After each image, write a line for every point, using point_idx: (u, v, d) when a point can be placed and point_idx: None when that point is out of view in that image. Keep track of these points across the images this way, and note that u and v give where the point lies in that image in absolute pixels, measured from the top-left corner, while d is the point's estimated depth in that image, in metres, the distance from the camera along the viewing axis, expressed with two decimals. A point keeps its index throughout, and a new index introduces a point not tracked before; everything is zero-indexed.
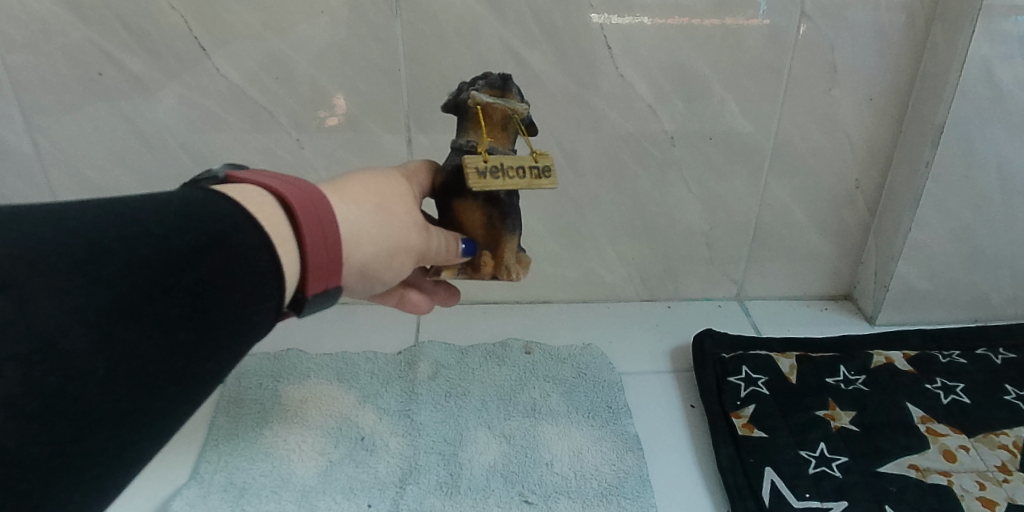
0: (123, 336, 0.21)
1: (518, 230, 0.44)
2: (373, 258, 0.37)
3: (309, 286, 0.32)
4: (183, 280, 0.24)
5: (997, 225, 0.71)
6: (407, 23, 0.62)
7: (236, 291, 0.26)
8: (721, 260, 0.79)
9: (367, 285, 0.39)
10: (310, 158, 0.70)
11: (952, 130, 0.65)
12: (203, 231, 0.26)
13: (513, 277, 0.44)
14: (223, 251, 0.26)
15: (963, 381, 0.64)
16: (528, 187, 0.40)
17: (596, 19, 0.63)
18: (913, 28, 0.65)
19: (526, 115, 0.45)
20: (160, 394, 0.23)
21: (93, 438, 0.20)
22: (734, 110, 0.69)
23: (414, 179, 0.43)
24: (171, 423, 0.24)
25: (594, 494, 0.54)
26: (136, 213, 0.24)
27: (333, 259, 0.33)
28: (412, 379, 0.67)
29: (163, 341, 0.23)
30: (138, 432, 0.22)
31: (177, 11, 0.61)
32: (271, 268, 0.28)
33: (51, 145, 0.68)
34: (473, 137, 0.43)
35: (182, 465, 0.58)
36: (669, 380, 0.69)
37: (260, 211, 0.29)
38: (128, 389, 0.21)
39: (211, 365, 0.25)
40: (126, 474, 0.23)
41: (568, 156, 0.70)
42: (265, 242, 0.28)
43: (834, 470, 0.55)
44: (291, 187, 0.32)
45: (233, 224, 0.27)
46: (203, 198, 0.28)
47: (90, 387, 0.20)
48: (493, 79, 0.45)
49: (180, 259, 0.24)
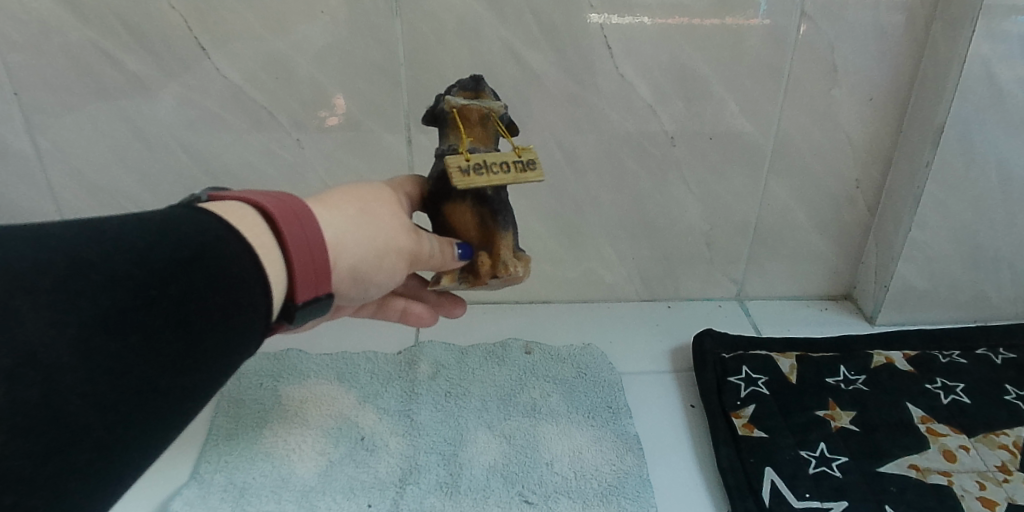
0: (106, 349, 0.21)
1: (513, 228, 0.44)
2: (363, 259, 0.37)
3: (297, 293, 0.32)
4: (166, 292, 0.24)
5: (997, 224, 0.71)
6: (407, 23, 0.62)
7: (223, 301, 0.26)
8: (720, 259, 0.79)
9: (360, 290, 0.39)
10: (311, 159, 0.70)
11: (952, 130, 0.65)
12: (186, 245, 0.26)
13: (514, 272, 0.42)
14: (206, 263, 0.26)
15: (963, 381, 0.64)
16: (514, 181, 0.40)
17: (596, 19, 0.63)
18: (913, 28, 0.65)
19: (503, 114, 0.45)
20: (146, 406, 0.23)
21: (78, 452, 0.20)
22: (734, 110, 0.69)
23: (400, 189, 0.43)
24: (159, 437, 0.24)
25: (594, 494, 0.54)
26: (119, 231, 0.25)
27: (321, 264, 0.33)
28: (412, 379, 0.67)
29: (148, 354, 0.23)
30: (124, 445, 0.22)
31: (178, 11, 0.61)
32: (256, 278, 0.29)
33: (52, 145, 0.68)
34: (453, 141, 0.43)
35: (180, 464, 0.58)
36: (669, 381, 0.68)
37: (242, 223, 0.30)
38: (111, 402, 0.21)
39: (199, 376, 0.25)
40: (112, 491, 0.22)
41: (568, 156, 0.70)
42: (248, 252, 0.28)
43: (835, 470, 0.55)
44: (274, 201, 0.32)
45: (215, 236, 0.28)
46: (185, 214, 0.28)
47: (74, 401, 0.20)
48: (466, 82, 0.45)
49: (163, 273, 0.24)
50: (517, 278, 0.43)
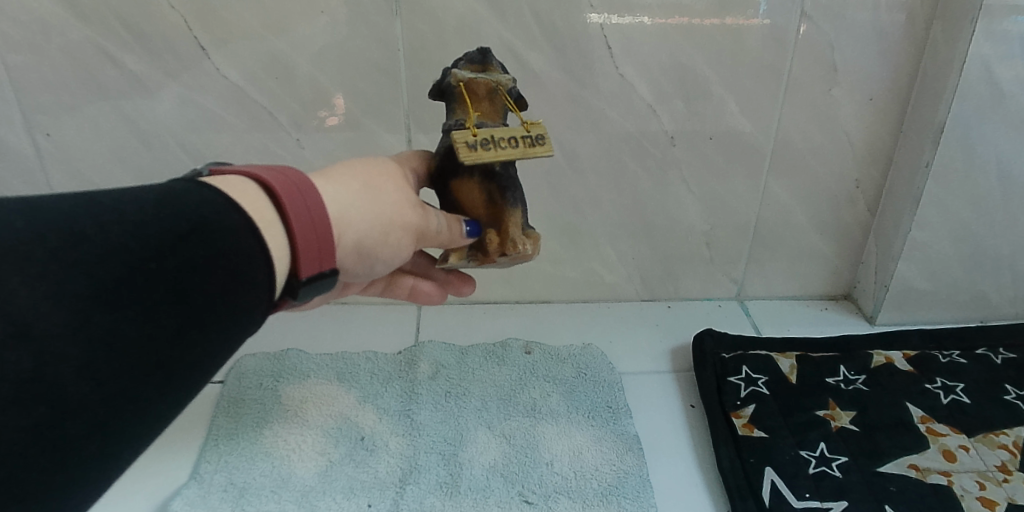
0: (102, 321, 0.21)
1: (522, 206, 0.43)
2: (368, 234, 0.37)
3: (301, 269, 0.32)
4: (164, 266, 0.24)
5: (996, 225, 0.71)
6: (407, 23, 0.62)
7: (222, 275, 0.26)
8: (720, 260, 0.79)
9: (366, 265, 0.39)
10: (311, 159, 0.70)
11: (952, 130, 0.65)
12: (185, 217, 0.26)
13: (522, 250, 0.41)
14: (206, 236, 0.26)
15: (962, 380, 0.65)
16: (523, 156, 0.40)
17: (596, 19, 0.63)
18: (912, 28, 0.65)
19: (511, 88, 0.44)
20: (145, 379, 0.23)
21: (74, 425, 0.20)
22: (734, 110, 0.69)
23: (407, 164, 0.43)
24: (161, 411, 0.24)
25: (594, 494, 0.54)
26: (117, 204, 0.25)
27: (324, 239, 0.33)
28: (412, 379, 0.67)
29: (147, 327, 0.23)
30: (123, 420, 0.22)
31: (177, 11, 0.61)
32: (259, 253, 0.29)
33: (52, 145, 0.68)
34: (460, 115, 0.42)
35: (181, 464, 0.58)
36: (669, 380, 0.69)
37: (244, 197, 0.30)
38: (108, 375, 0.21)
39: (199, 351, 0.25)
40: (110, 467, 0.22)
41: (568, 156, 0.70)
42: (249, 226, 0.28)
43: (834, 470, 0.55)
44: (278, 175, 0.32)
45: (217, 210, 0.28)
46: (186, 187, 0.28)
47: (71, 372, 0.20)
48: (472, 56, 0.45)
49: (162, 245, 0.24)
50: (526, 255, 0.42)
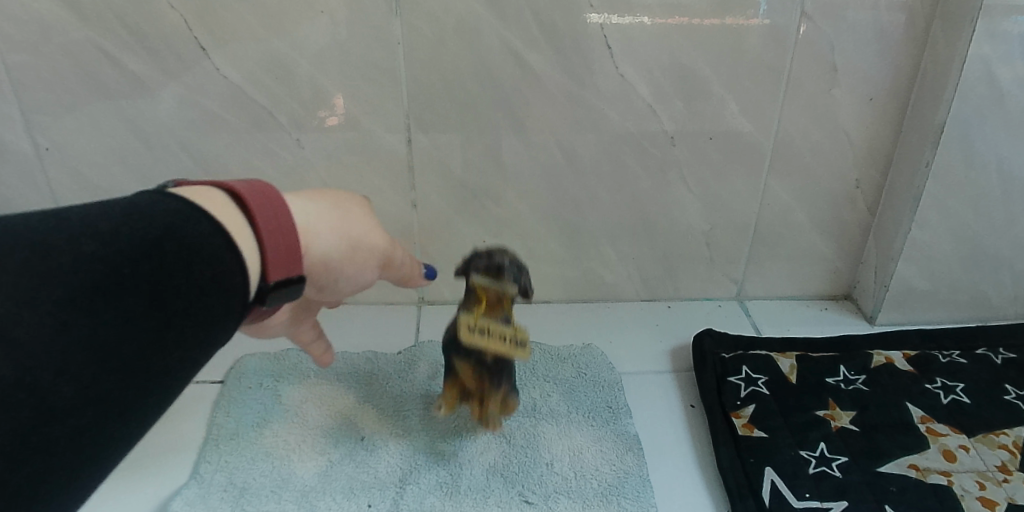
0: (76, 326, 0.21)
1: None
2: (336, 248, 0.37)
3: (271, 274, 0.31)
4: (137, 271, 0.24)
5: (997, 224, 0.71)
6: (407, 23, 0.62)
7: (198, 278, 0.26)
8: (720, 259, 0.79)
9: (333, 279, 0.39)
10: (311, 159, 0.70)
11: (952, 130, 0.65)
12: (155, 224, 0.26)
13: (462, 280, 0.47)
14: (178, 240, 0.26)
15: (963, 381, 0.64)
16: None
17: (596, 19, 0.63)
18: (912, 28, 0.65)
19: None
20: (123, 382, 0.23)
21: (55, 429, 0.20)
22: (734, 110, 0.69)
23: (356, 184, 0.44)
24: (142, 414, 0.24)
25: (594, 494, 0.54)
26: (84, 217, 0.25)
27: (293, 245, 0.32)
28: (412, 379, 0.67)
29: (121, 331, 0.23)
30: (105, 421, 0.22)
31: (178, 11, 0.61)
32: (234, 256, 0.28)
33: (52, 145, 0.68)
34: None
35: (181, 464, 0.58)
36: (669, 380, 0.68)
37: (206, 202, 0.29)
38: (85, 378, 0.21)
39: (177, 354, 0.26)
40: (93, 473, 0.23)
41: (568, 156, 0.70)
42: (220, 231, 0.28)
43: (834, 470, 0.55)
44: (241, 184, 0.32)
45: (186, 215, 0.28)
46: (149, 198, 0.28)
47: (48, 378, 0.20)
48: None
49: (132, 252, 0.24)
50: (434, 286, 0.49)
